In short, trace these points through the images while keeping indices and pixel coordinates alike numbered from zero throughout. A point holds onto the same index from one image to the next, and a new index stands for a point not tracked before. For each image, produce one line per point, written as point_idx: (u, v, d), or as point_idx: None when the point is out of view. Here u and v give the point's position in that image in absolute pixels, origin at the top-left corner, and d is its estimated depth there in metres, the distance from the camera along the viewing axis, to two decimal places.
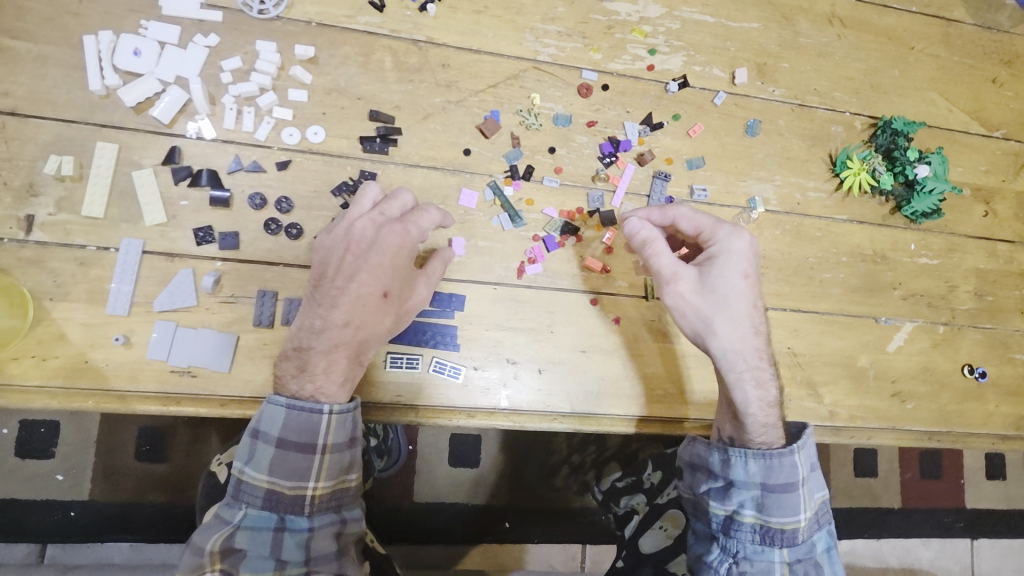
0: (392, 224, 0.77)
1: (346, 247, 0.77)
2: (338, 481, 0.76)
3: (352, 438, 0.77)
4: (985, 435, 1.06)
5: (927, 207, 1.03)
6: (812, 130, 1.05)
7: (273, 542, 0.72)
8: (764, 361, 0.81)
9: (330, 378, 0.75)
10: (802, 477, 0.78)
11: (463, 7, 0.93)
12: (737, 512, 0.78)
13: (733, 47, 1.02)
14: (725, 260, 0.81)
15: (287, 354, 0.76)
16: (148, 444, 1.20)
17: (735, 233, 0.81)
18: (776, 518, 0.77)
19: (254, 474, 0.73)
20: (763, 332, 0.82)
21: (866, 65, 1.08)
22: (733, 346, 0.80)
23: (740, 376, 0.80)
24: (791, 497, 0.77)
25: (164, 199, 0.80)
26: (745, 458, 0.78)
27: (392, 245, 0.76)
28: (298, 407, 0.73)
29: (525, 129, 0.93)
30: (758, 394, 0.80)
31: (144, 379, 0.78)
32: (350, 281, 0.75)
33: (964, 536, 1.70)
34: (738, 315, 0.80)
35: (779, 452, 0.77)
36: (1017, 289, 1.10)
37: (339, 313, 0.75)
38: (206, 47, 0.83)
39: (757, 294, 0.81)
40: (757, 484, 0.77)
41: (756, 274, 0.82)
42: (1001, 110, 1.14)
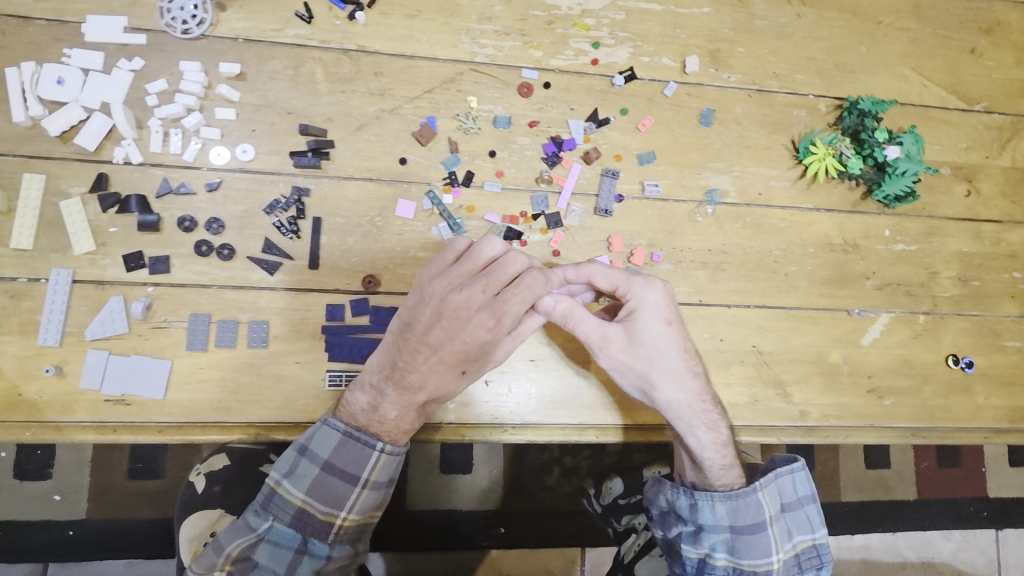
0: (486, 310, 0.70)
1: (437, 313, 0.71)
2: (366, 516, 0.76)
3: (390, 479, 0.77)
4: (976, 429, 1.00)
5: (900, 190, 0.97)
6: (772, 117, 0.99)
7: (291, 563, 0.71)
8: (712, 407, 0.80)
9: (395, 425, 0.75)
10: (769, 517, 0.80)
11: (395, 11, 0.90)
12: (709, 555, 0.80)
13: (684, 34, 0.97)
14: (648, 312, 0.78)
15: (363, 385, 0.75)
16: (141, 462, 1.21)
17: (647, 286, 0.77)
18: (747, 559, 0.79)
19: (291, 489, 0.73)
20: (701, 373, 0.80)
21: (830, 44, 1.02)
22: (676, 399, 0.78)
23: (690, 426, 0.79)
24: (759, 539, 0.79)
25: (93, 227, 0.80)
26: (712, 502, 0.79)
27: (478, 334, 0.71)
28: (357, 438, 0.74)
29: (463, 134, 0.90)
30: (711, 438, 0.80)
31: (78, 409, 0.78)
32: (433, 353, 0.72)
33: (988, 527, 1.61)
34: (676, 368, 0.78)
35: (743, 493, 0.79)
36: (1006, 272, 1.03)
37: (414, 376, 0.73)
38: (131, 71, 0.83)
39: (683, 339, 0.79)
40: (726, 527, 0.79)
41: (680, 321, 0.80)
42: (982, 82, 1.06)
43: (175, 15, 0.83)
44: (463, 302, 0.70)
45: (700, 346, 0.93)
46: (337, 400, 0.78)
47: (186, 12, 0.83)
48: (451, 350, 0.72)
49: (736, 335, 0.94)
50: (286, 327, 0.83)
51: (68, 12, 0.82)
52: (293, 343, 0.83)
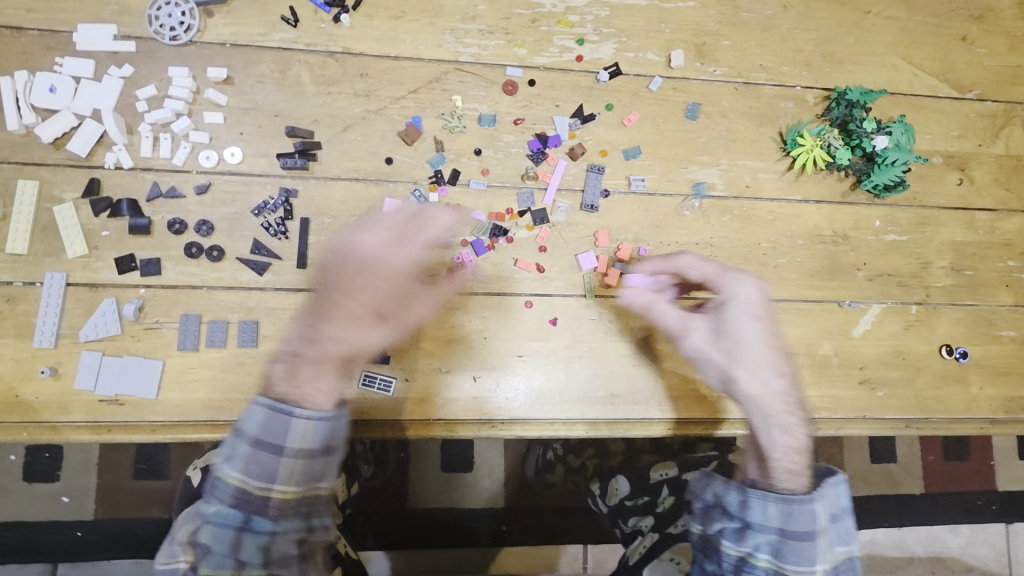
0: (390, 242, 0.78)
1: (343, 261, 0.76)
2: (309, 489, 0.70)
3: (327, 447, 0.70)
4: (972, 420, 0.99)
5: (890, 179, 0.96)
6: (759, 109, 0.99)
7: (234, 542, 0.66)
8: (796, 410, 0.75)
9: (315, 387, 0.70)
10: (823, 527, 0.70)
11: (379, 13, 0.90)
12: (751, 554, 0.71)
13: (668, 29, 0.97)
14: (737, 303, 0.79)
15: (279, 357, 0.73)
16: (146, 463, 1.23)
17: (735, 280, 0.79)
18: (792, 565, 0.70)
19: (227, 470, 0.68)
20: (788, 374, 0.76)
21: (817, 35, 1.01)
22: (756, 389, 0.75)
23: (766, 419, 0.74)
24: (810, 547, 0.69)
25: (85, 231, 0.82)
26: (765, 501, 0.71)
27: (388, 262, 0.77)
28: (278, 408, 0.68)
29: (449, 133, 0.91)
30: (789, 439, 0.73)
31: (73, 410, 0.79)
32: (349, 299, 0.74)
33: (998, 521, 1.58)
34: (758, 359, 0.76)
35: (801, 498, 0.70)
36: (1000, 261, 1.02)
37: (332, 324, 0.73)
38: (121, 78, 0.84)
39: (773, 336, 0.78)
40: (775, 529, 0.70)
41: (772, 321, 0.79)
42: (974, 69, 1.05)
43: (163, 22, 0.85)
44: (374, 248, 0.76)
45: None
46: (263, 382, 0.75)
47: (174, 19, 0.85)
48: (362, 288, 0.75)
49: None
50: (275, 327, 0.84)
51: (59, 22, 0.84)
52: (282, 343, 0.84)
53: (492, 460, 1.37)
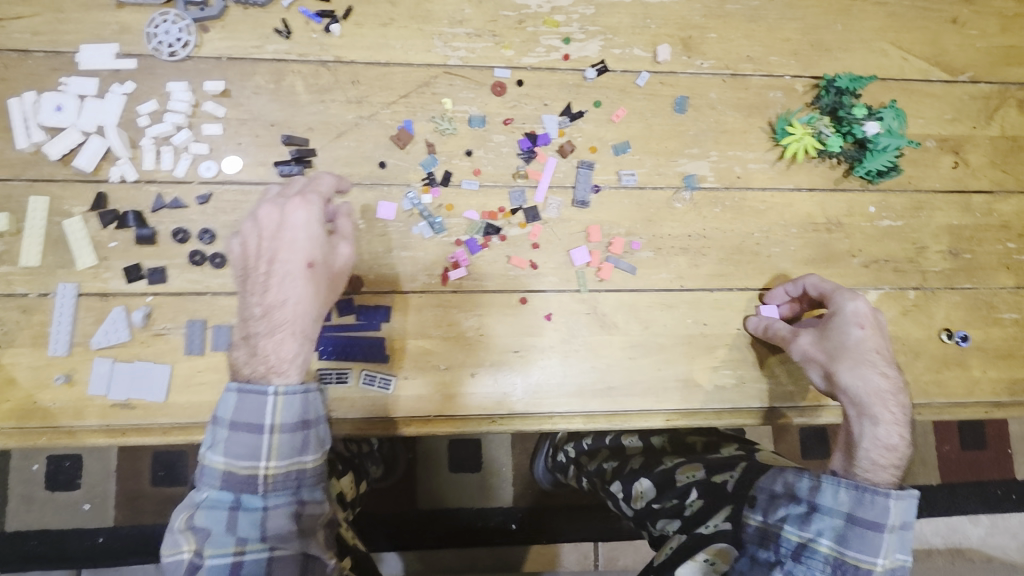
0: (293, 201, 0.78)
1: (257, 235, 0.76)
2: (294, 463, 0.73)
3: (304, 419, 0.73)
4: (974, 404, 0.98)
5: (883, 165, 0.96)
6: (748, 100, 0.99)
7: (229, 521, 0.69)
8: (900, 409, 0.77)
9: (280, 355, 0.74)
10: (893, 525, 0.73)
11: (369, 21, 0.93)
12: (813, 539, 0.75)
13: (654, 24, 0.98)
14: (849, 312, 0.83)
15: (237, 343, 0.75)
16: (163, 469, 1.27)
17: (848, 295, 0.84)
18: (854, 552, 0.73)
19: (213, 457, 0.72)
20: (893, 377, 0.79)
21: (804, 23, 1.01)
22: (858, 386, 0.78)
23: (861, 413, 0.78)
24: (875, 537, 0.72)
25: (94, 243, 0.85)
26: (837, 486, 0.75)
27: (297, 220, 0.76)
28: (247, 388, 0.72)
29: (440, 135, 0.93)
30: (883, 434, 0.76)
31: (87, 414, 0.83)
32: (271, 262, 0.75)
33: (1018, 509, 1.55)
34: (865, 360, 0.79)
35: (876, 489, 0.73)
36: (998, 244, 1.01)
37: (272, 294, 0.74)
38: (123, 95, 0.88)
39: (884, 345, 0.81)
40: (843, 514, 0.74)
41: (884, 333, 0.82)
42: (966, 51, 1.04)
43: (161, 39, 0.88)
44: (269, 212, 0.77)
45: (682, 331, 0.94)
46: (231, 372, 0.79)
47: (172, 36, 0.88)
48: (287, 250, 0.75)
49: (720, 319, 0.95)
50: None
51: (63, 43, 0.88)
52: None
53: (501, 458, 1.39)
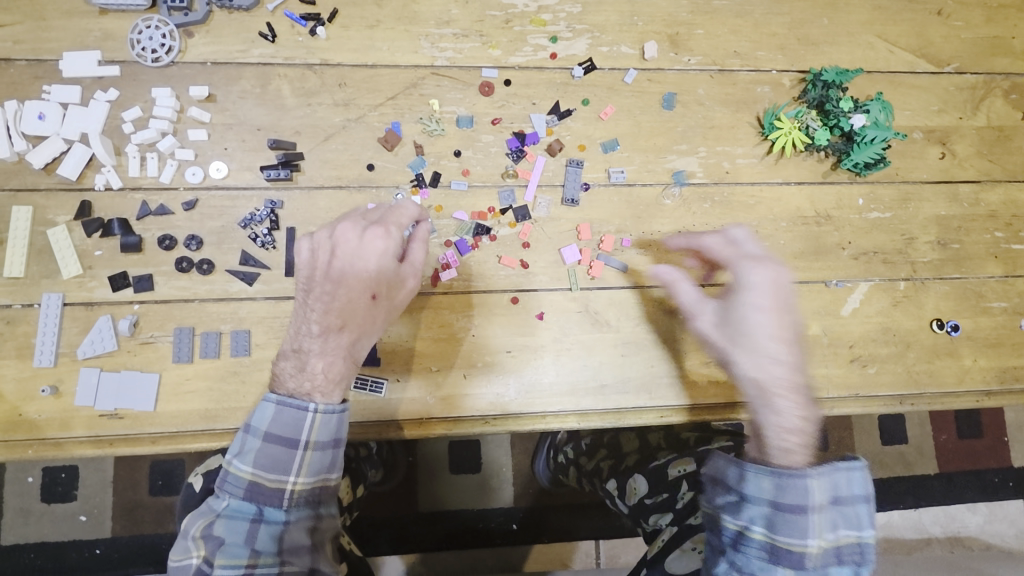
0: (374, 226, 0.77)
1: (331, 251, 0.76)
2: (319, 480, 0.77)
3: (336, 438, 0.77)
4: (966, 393, 0.99)
5: (870, 157, 0.96)
6: (735, 96, 0.99)
7: (248, 533, 0.72)
8: (794, 392, 0.74)
9: (326, 377, 0.76)
10: (818, 504, 0.70)
11: (355, 23, 0.93)
12: (747, 528, 0.72)
13: (641, 21, 0.98)
14: (746, 287, 0.80)
15: (285, 354, 0.78)
16: (161, 478, 1.26)
17: (751, 268, 0.81)
18: (785, 537, 0.70)
19: (240, 466, 0.74)
20: (791, 359, 0.76)
21: (790, 18, 1.01)
22: (752, 371, 0.76)
23: (758, 400, 0.75)
24: (801, 520, 0.70)
25: (79, 252, 0.84)
26: (758, 474, 0.72)
27: (375, 250, 0.77)
28: (288, 402, 0.75)
29: (428, 136, 0.93)
30: (782, 421, 0.73)
31: (75, 425, 0.82)
32: (338, 286, 0.75)
33: (1015, 497, 1.56)
34: (757, 342, 0.77)
35: (794, 472, 0.70)
36: (986, 233, 1.02)
37: (332, 317, 0.76)
38: (107, 102, 0.87)
39: (780, 323, 0.78)
40: (769, 501, 0.71)
41: (784, 308, 0.79)
42: (951, 43, 1.04)
43: (144, 45, 0.87)
44: (349, 233, 0.76)
45: (674, 327, 0.94)
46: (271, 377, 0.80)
47: (155, 41, 0.87)
48: (356, 277, 0.76)
49: None
50: (266, 335, 0.86)
51: (45, 51, 0.87)
52: (273, 351, 0.85)
53: (501, 459, 1.39)
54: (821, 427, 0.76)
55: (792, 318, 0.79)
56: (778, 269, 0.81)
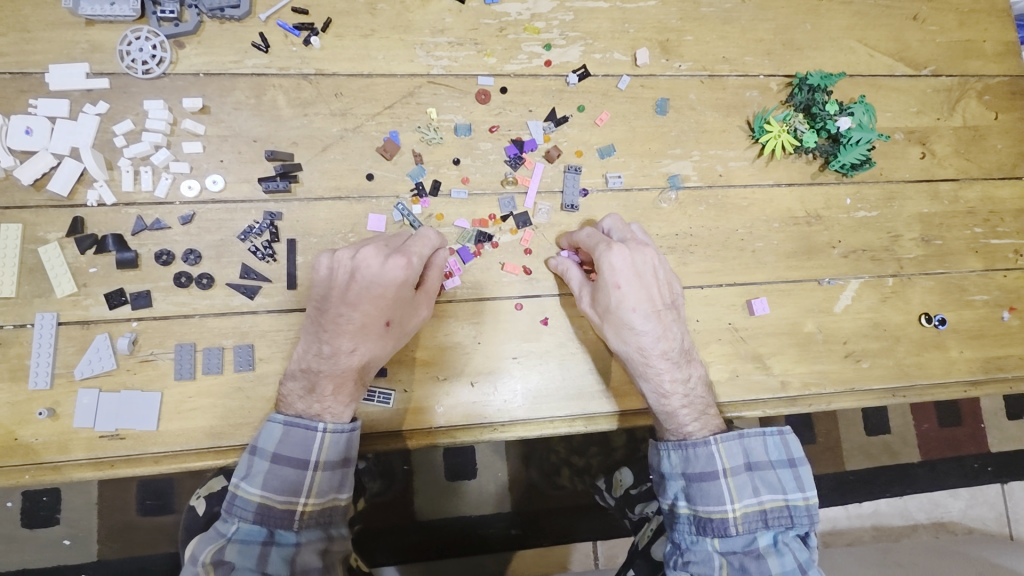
0: (397, 254, 0.75)
1: (351, 273, 0.75)
2: (328, 500, 0.77)
3: (345, 457, 0.77)
4: (953, 383, 1.02)
5: (856, 158, 0.99)
6: (725, 100, 1.02)
7: (260, 556, 0.71)
8: (663, 360, 0.81)
9: (337, 398, 0.77)
10: (723, 468, 0.80)
11: (349, 33, 0.92)
12: (673, 504, 0.82)
13: (632, 28, 0.99)
14: (606, 273, 0.81)
15: (294, 374, 0.78)
16: (152, 498, 1.23)
17: (605, 250, 0.81)
18: (703, 506, 0.79)
19: (248, 488, 0.74)
20: (658, 333, 0.81)
21: (775, 24, 1.04)
22: (626, 350, 0.82)
23: (635, 373, 0.83)
24: (711, 486, 0.79)
25: (73, 269, 0.82)
26: (668, 451, 0.83)
27: (395, 278, 0.74)
28: (297, 423, 0.76)
29: (426, 145, 0.93)
30: (654, 388, 0.82)
31: (73, 448, 0.80)
32: (353, 311, 0.74)
33: (994, 481, 1.62)
34: (624, 322, 0.81)
35: (694, 442, 0.81)
36: (966, 229, 1.06)
37: (344, 340, 0.75)
38: (96, 115, 0.85)
39: (644, 299, 0.81)
40: (682, 474, 0.82)
41: (644, 283, 0.81)
42: (927, 46, 1.08)
43: (134, 56, 0.85)
44: (371, 257, 0.74)
45: None
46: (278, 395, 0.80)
47: (145, 53, 0.86)
48: (372, 303, 0.75)
49: (711, 314, 0.97)
50: (270, 349, 0.85)
51: (30, 64, 0.85)
52: (279, 364, 0.85)
53: (496, 465, 1.39)
54: (698, 383, 0.85)
55: (656, 289, 0.82)
56: (637, 248, 0.83)
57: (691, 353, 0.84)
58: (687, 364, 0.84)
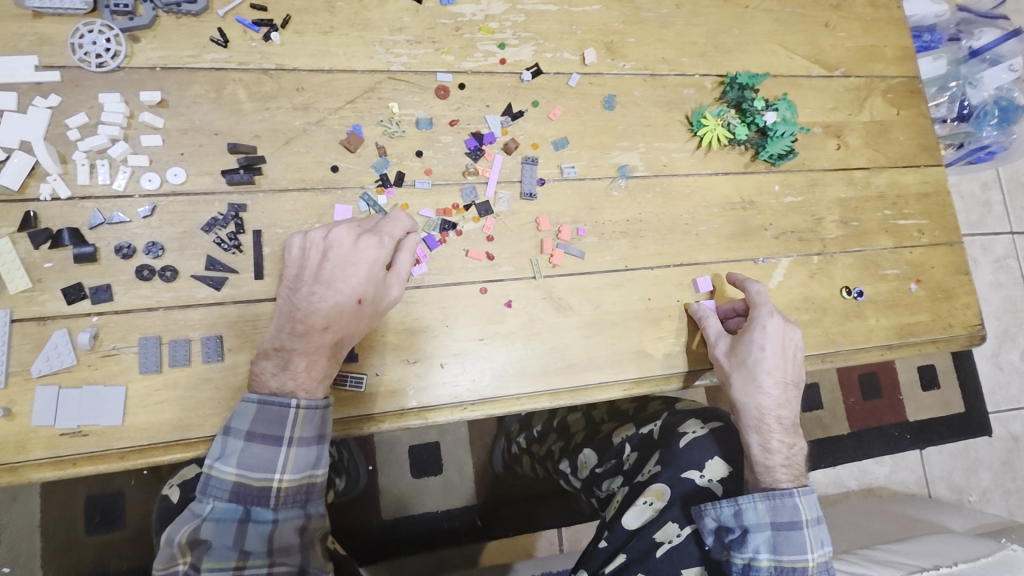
0: (368, 234, 0.81)
1: (323, 252, 0.80)
2: (305, 477, 0.79)
3: (319, 434, 0.80)
4: (872, 349, 1.15)
5: (782, 149, 1.11)
6: (666, 97, 1.10)
7: (236, 533, 0.75)
8: (778, 422, 0.93)
9: (310, 376, 0.79)
10: (803, 519, 0.90)
11: (309, 29, 0.94)
12: (754, 557, 0.89)
13: (579, 30, 1.07)
14: (759, 333, 0.94)
15: (267, 352, 0.79)
16: (99, 515, 1.27)
17: (766, 314, 0.95)
18: (786, 555, 0.89)
19: (223, 468, 0.76)
20: (780, 399, 0.93)
21: (707, 28, 1.14)
22: (747, 402, 0.93)
23: (748, 424, 0.93)
24: (795, 535, 0.89)
25: (27, 265, 0.81)
26: (754, 502, 0.89)
27: (368, 255, 0.80)
28: (271, 401, 0.78)
29: (389, 138, 0.96)
30: (762, 442, 0.92)
31: (33, 447, 0.78)
32: (328, 288, 0.78)
33: (913, 447, 1.79)
34: (755, 378, 0.93)
35: (782, 494, 0.89)
36: (878, 212, 1.19)
37: (318, 318, 0.78)
38: (48, 108, 0.84)
39: (779, 368, 0.94)
40: (768, 525, 0.89)
41: (786, 356, 0.95)
42: (838, 50, 1.22)
43: (88, 50, 0.84)
44: (345, 237, 0.79)
45: (631, 307, 1.03)
46: (249, 376, 0.82)
47: (99, 46, 0.85)
48: (344, 283, 0.79)
49: (662, 293, 1.04)
50: (240, 339, 0.86)
51: None
52: (249, 353, 0.86)
53: (462, 458, 1.46)
54: (798, 457, 0.94)
55: (792, 367, 0.95)
56: (788, 323, 0.96)
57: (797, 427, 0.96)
58: (795, 437, 0.94)
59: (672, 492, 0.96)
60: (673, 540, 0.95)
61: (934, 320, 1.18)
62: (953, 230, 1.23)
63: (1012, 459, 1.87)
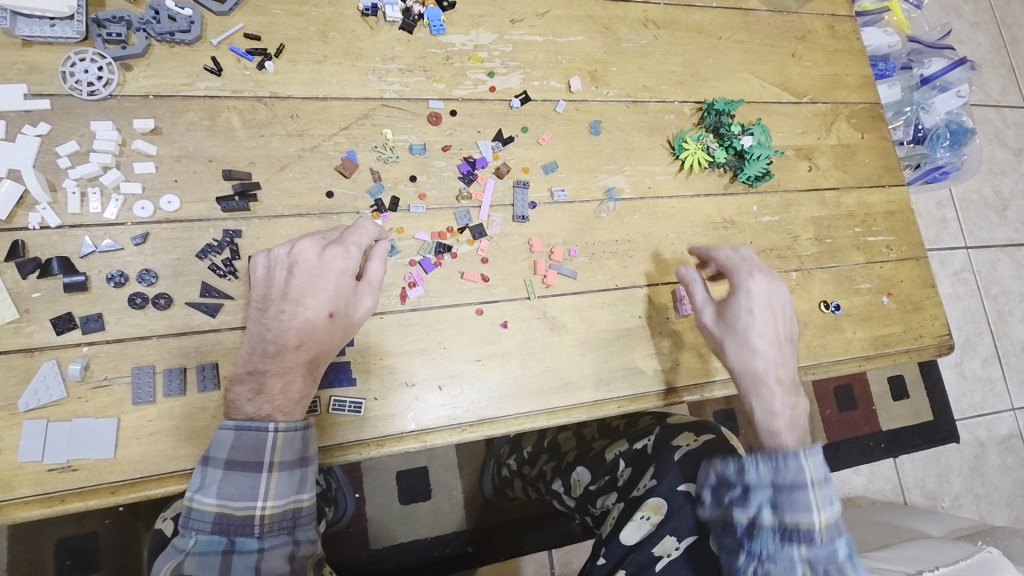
0: (334, 246, 0.81)
1: (288, 269, 0.79)
2: (289, 502, 0.78)
3: (302, 457, 0.79)
4: (851, 360, 1.19)
5: (758, 171, 1.16)
6: (648, 122, 1.15)
7: (222, 564, 0.72)
8: (777, 382, 0.92)
9: (288, 397, 0.78)
10: (812, 478, 0.83)
11: (302, 58, 0.96)
12: (757, 514, 0.84)
13: (564, 59, 1.11)
14: (744, 298, 0.97)
15: (240, 378, 0.78)
16: (72, 558, 1.21)
17: (748, 278, 0.97)
18: (790, 515, 0.81)
19: (203, 500, 0.75)
20: (775, 359, 0.93)
21: (683, 58, 1.19)
22: (743, 367, 0.94)
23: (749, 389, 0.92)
24: (802, 496, 0.81)
25: (14, 295, 0.79)
26: (756, 461, 0.85)
27: (334, 265, 0.80)
28: (248, 426, 0.77)
29: (383, 163, 0.97)
30: (766, 404, 0.90)
31: (19, 484, 0.76)
32: (297, 299, 0.78)
33: (888, 455, 1.84)
34: (747, 342, 0.94)
35: (784, 453, 0.84)
36: (849, 229, 1.26)
37: (289, 336, 0.78)
38: (37, 136, 0.83)
39: (769, 328, 0.95)
40: (769, 484, 0.83)
41: (774, 313, 0.96)
42: (805, 78, 1.29)
43: (79, 78, 0.84)
44: (312, 250, 0.80)
45: (622, 325, 1.05)
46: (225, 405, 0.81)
47: (91, 74, 0.85)
48: (313, 296, 0.79)
49: (652, 311, 1.07)
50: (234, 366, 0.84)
51: None
52: None
53: (451, 482, 1.45)
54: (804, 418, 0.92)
55: (782, 327, 0.96)
56: (772, 283, 0.98)
57: (799, 387, 0.95)
58: (798, 397, 0.93)
59: (669, 505, 0.98)
60: (671, 553, 0.95)
61: (905, 331, 1.24)
62: (918, 246, 1.30)
63: (980, 464, 1.94)
